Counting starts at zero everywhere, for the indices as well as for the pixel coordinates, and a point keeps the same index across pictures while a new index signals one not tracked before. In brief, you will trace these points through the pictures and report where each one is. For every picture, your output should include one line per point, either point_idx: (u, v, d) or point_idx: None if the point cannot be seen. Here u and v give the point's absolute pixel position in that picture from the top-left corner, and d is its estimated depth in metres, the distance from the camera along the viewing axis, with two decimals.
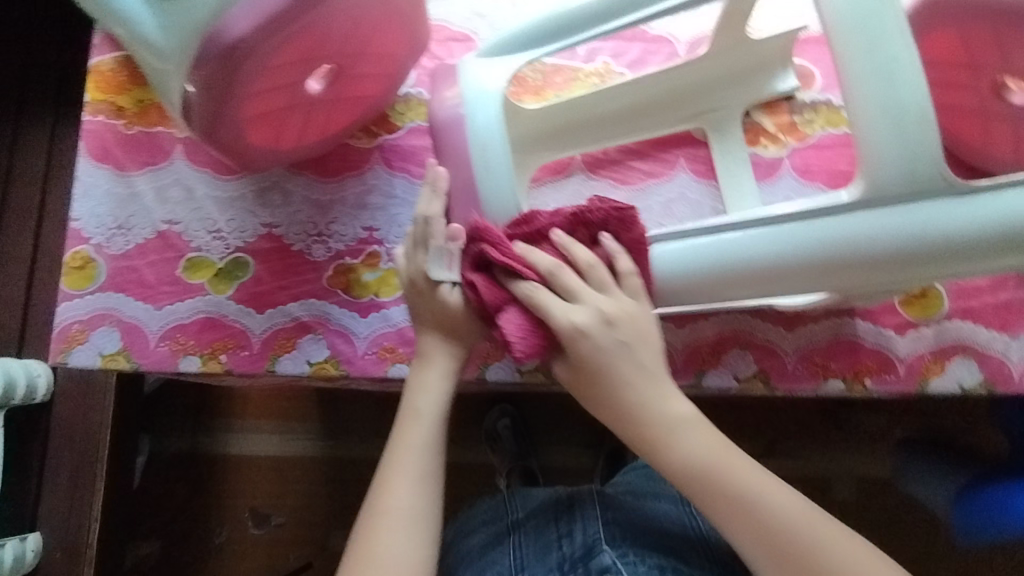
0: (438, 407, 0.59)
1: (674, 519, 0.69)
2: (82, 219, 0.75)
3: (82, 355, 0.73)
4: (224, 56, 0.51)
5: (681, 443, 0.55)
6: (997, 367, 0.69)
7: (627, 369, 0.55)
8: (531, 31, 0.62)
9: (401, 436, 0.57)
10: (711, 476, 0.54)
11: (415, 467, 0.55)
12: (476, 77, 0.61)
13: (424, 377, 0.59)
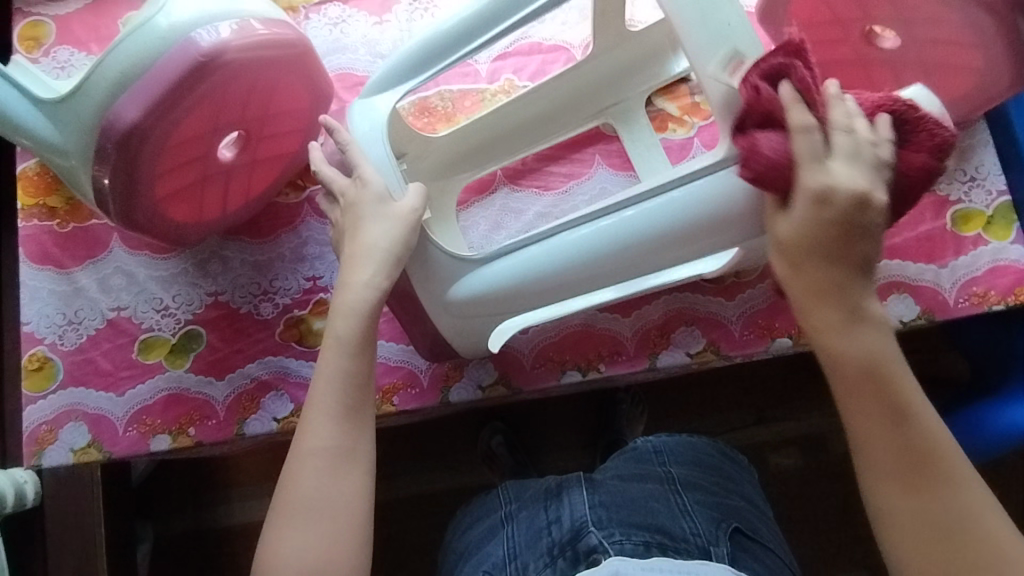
0: (354, 332, 0.58)
1: (661, 497, 0.66)
2: (34, 322, 0.77)
3: (54, 455, 0.74)
4: (124, 145, 0.55)
5: (858, 329, 0.51)
6: (933, 296, 0.72)
7: (855, 257, 0.51)
8: (405, 60, 0.64)
9: (320, 364, 0.58)
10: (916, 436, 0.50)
11: (333, 403, 0.56)
12: (360, 117, 0.65)
13: (343, 297, 0.59)
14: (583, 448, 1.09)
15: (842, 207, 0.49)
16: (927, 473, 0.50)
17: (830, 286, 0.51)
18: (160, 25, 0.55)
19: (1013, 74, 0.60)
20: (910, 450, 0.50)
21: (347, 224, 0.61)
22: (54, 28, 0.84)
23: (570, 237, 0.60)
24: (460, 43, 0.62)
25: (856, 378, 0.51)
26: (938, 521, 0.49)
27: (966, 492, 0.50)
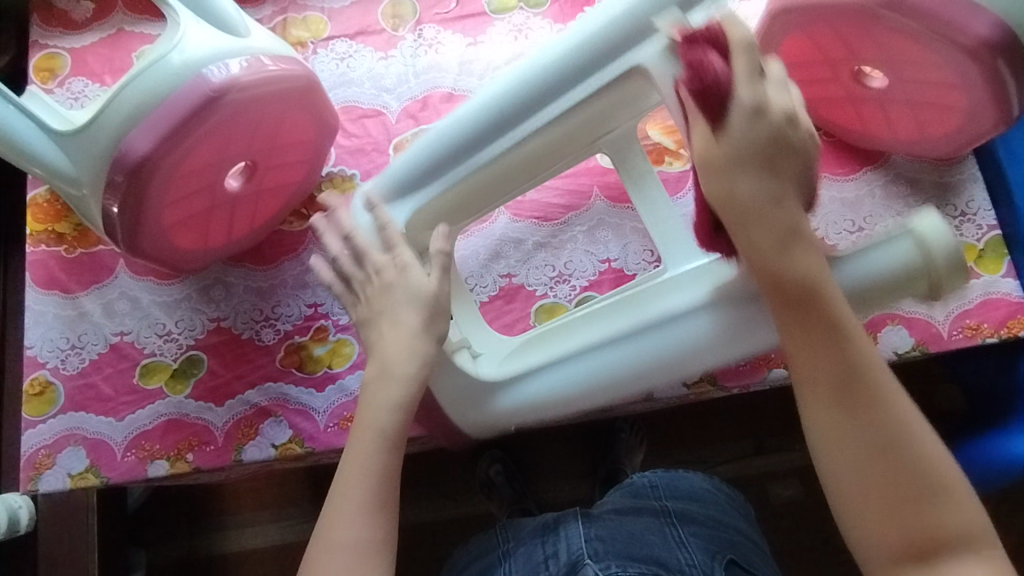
0: (389, 425, 0.56)
1: (657, 529, 0.65)
2: (37, 346, 0.78)
3: (52, 479, 0.74)
4: (134, 176, 0.57)
5: (800, 264, 0.48)
6: (926, 328, 0.73)
7: (778, 207, 0.49)
8: (418, 170, 0.65)
9: (352, 454, 0.55)
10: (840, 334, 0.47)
11: (365, 495, 0.53)
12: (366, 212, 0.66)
13: (375, 394, 0.57)
14: (582, 478, 1.08)
15: (776, 118, 0.49)
16: (854, 366, 0.46)
17: (768, 205, 0.49)
18: (173, 61, 0.57)
19: (997, 112, 0.62)
20: (830, 347, 0.47)
21: (382, 306, 0.60)
22: (70, 60, 0.87)
23: (583, 362, 0.64)
24: (473, 150, 0.63)
25: (787, 285, 0.48)
26: (883, 450, 0.45)
27: (891, 394, 0.46)
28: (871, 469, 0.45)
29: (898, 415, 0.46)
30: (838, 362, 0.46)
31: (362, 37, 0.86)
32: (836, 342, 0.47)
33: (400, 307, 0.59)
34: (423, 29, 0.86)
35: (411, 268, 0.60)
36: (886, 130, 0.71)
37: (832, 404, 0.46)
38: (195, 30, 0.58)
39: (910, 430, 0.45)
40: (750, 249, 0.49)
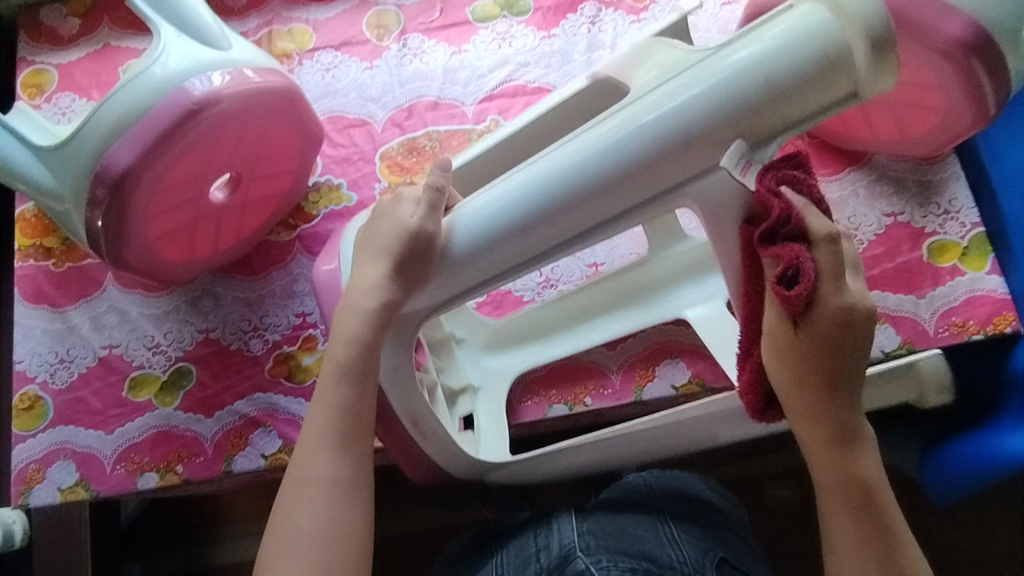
0: (349, 356, 0.57)
1: (649, 526, 0.65)
2: (26, 361, 0.78)
3: (41, 494, 0.74)
4: (116, 189, 0.57)
5: (854, 461, 0.50)
6: (913, 326, 0.73)
7: (841, 397, 0.49)
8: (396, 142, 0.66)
9: (320, 390, 0.58)
10: (864, 486, 0.50)
11: (331, 431, 0.56)
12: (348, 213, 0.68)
13: (340, 327, 0.58)
14: None
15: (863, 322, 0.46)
16: (874, 514, 0.50)
17: (823, 374, 0.48)
18: (155, 75, 0.57)
19: (974, 111, 0.62)
20: (852, 499, 0.50)
21: (377, 236, 0.58)
22: (57, 75, 0.88)
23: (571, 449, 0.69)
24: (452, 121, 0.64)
25: (845, 489, 0.50)
26: None
27: (898, 529, 0.50)
28: None
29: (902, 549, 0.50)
30: (856, 499, 0.50)
31: (347, 48, 0.86)
32: (857, 485, 0.50)
33: (383, 239, 0.57)
34: (408, 39, 0.86)
35: (405, 203, 0.57)
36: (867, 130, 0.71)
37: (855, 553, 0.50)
38: (177, 44, 0.59)
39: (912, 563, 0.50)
40: (795, 406, 0.50)
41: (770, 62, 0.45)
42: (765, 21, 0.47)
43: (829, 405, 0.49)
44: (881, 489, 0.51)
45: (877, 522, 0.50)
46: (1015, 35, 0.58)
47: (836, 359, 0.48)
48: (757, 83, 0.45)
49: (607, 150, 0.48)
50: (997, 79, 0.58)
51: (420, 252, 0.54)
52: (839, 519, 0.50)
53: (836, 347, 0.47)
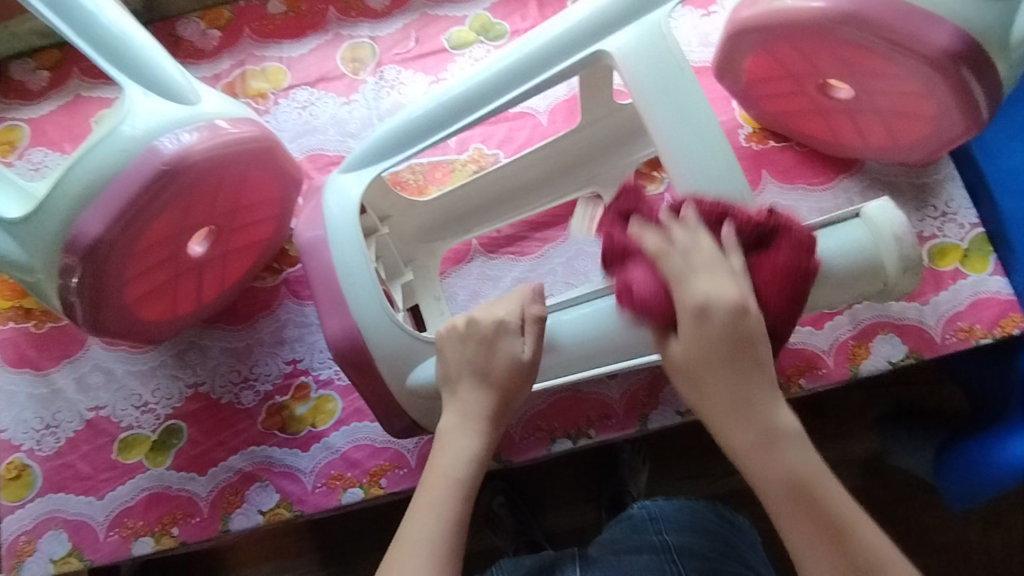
0: (462, 473, 0.52)
1: (656, 570, 0.63)
2: (11, 428, 0.76)
3: (33, 566, 0.72)
4: (88, 257, 0.55)
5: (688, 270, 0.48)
6: (918, 334, 0.71)
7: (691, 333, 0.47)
8: (381, 144, 0.64)
9: (424, 496, 0.51)
10: (812, 485, 0.46)
11: (424, 549, 0.48)
12: (336, 196, 0.63)
13: (446, 438, 0.54)
14: (587, 502, 1.05)
15: (721, 318, 0.47)
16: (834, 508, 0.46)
17: (727, 363, 0.47)
18: (123, 136, 0.55)
19: (966, 119, 0.61)
20: (804, 499, 0.46)
21: (474, 368, 0.55)
22: (29, 131, 0.86)
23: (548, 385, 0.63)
24: (432, 128, 0.62)
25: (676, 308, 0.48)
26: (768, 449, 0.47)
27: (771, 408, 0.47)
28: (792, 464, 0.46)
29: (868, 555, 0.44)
30: (798, 501, 0.46)
31: (323, 83, 0.85)
32: (800, 483, 0.46)
33: (489, 381, 0.55)
34: (384, 71, 0.85)
35: (510, 336, 0.55)
36: (857, 137, 0.70)
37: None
38: (144, 102, 0.57)
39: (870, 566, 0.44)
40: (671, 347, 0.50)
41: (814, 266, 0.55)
42: (830, 221, 0.56)
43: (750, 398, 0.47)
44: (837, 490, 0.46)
45: (777, 442, 0.47)
46: (1004, 40, 0.56)
47: (733, 362, 0.47)
48: None
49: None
50: (987, 85, 0.57)
51: (520, 385, 0.55)
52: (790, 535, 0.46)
53: (743, 340, 0.47)
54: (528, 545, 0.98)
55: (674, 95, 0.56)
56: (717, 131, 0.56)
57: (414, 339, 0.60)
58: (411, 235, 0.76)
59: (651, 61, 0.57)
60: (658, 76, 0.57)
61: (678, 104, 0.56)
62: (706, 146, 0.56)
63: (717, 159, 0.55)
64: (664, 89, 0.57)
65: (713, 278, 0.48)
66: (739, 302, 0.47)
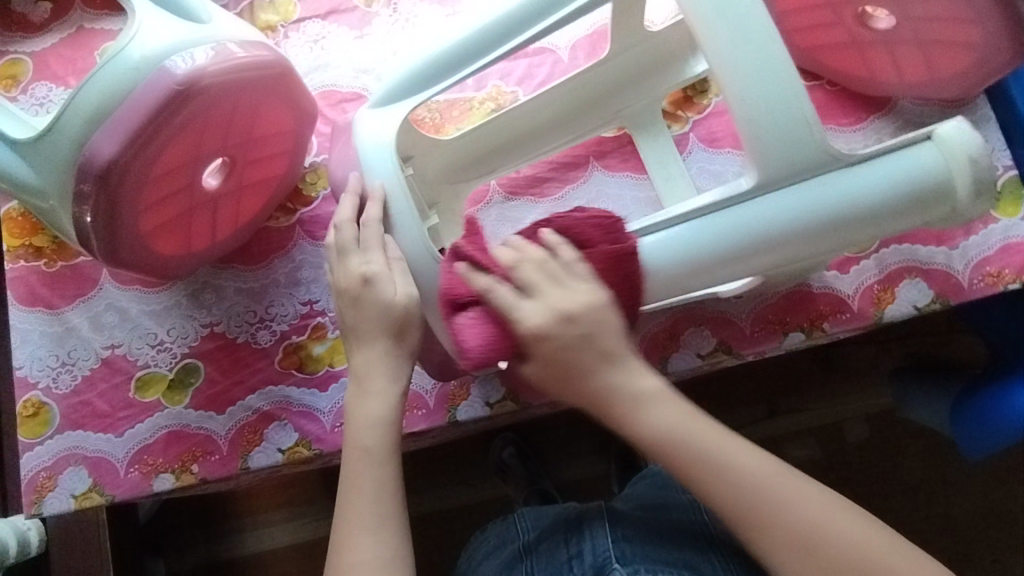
0: (387, 440, 0.56)
1: (688, 530, 0.63)
2: (27, 366, 0.75)
3: (55, 501, 0.72)
4: (102, 182, 0.53)
5: (629, 374, 0.52)
6: (945, 279, 0.70)
7: (586, 359, 0.52)
8: (412, 76, 0.61)
9: (352, 480, 0.54)
10: (680, 450, 0.51)
11: (370, 515, 0.53)
12: (370, 129, 0.61)
13: (358, 405, 0.57)
14: (596, 453, 1.07)
15: (582, 322, 0.52)
16: (775, 516, 0.48)
17: (574, 352, 0.52)
18: (132, 56, 0.53)
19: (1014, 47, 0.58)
20: (684, 458, 0.51)
21: (355, 322, 0.58)
22: (32, 65, 0.83)
23: None
24: (465, 59, 0.60)
25: (566, 340, 0.51)
26: (705, 466, 0.50)
27: (666, 431, 0.51)
28: (730, 469, 0.50)
29: (762, 490, 0.49)
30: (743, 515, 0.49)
31: (334, 16, 0.81)
32: (743, 491, 0.49)
33: None
34: (399, 3, 0.81)
35: (381, 283, 0.57)
36: (892, 73, 0.67)
37: (725, 514, 0.50)
38: (153, 20, 0.54)
39: (775, 493, 0.49)
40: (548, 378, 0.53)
41: (873, 197, 0.52)
42: (898, 146, 0.52)
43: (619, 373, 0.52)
44: (738, 453, 0.51)
45: (713, 468, 0.50)
46: None
47: (588, 353, 0.52)
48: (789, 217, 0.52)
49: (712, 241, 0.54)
50: None
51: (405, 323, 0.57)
52: (701, 490, 0.50)
53: (582, 341, 0.52)
54: (537, 493, 0.99)
55: (732, 10, 0.50)
56: (777, 53, 0.50)
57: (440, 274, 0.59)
58: (433, 175, 0.74)
59: None
60: None
61: (737, 26, 0.50)
62: (766, 73, 0.50)
63: (778, 90, 0.50)
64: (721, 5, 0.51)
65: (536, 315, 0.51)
66: (591, 302, 0.52)
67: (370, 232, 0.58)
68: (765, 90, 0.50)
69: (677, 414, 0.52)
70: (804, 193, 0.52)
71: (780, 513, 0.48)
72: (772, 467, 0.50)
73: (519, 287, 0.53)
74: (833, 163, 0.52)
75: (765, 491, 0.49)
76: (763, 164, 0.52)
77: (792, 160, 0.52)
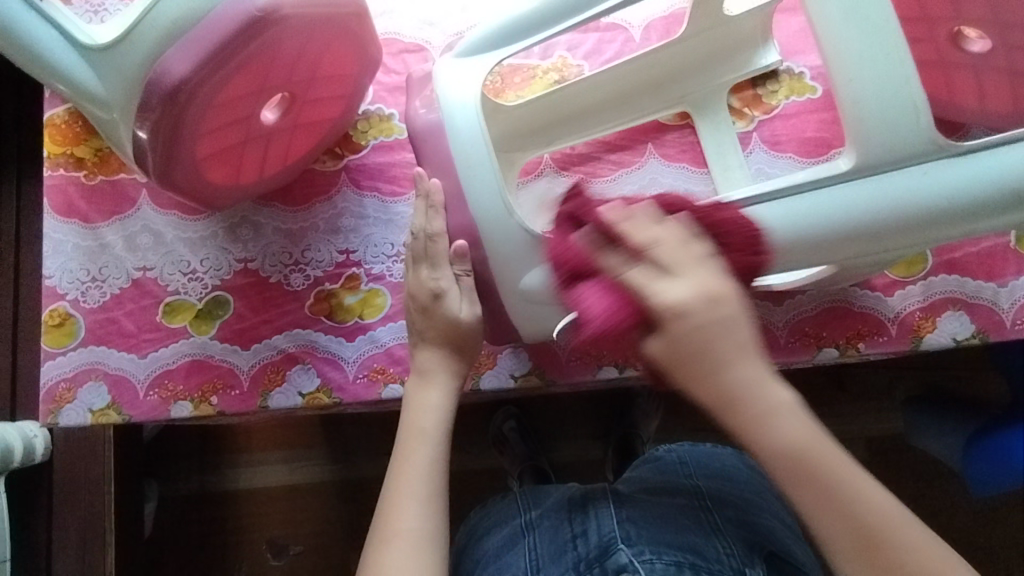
0: (441, 426, 0.57)
1: (692, 514, 0.62)
2: (56, 276, 0.74)
3: (71, 414, 0.72)
4: (168, 101, 0.52)
5: (785, 415, 0.45)
6: (988, 316, 0.69)
7: (723, 347, 0.44)
8: (503, 29, 0.59)
9: (402, 455, 0.55)
10: (811, 460, 0.45)
11: (421, 487, 0.53)
12: (451, 81, 0.59)
13: (422, 395, 0.59)
14: (594, 438, 1.07)
15: (700, 313, 0.44)
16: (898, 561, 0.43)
17: (711, 355, 0.44)
18: None
19: None
20: (805, 475, 0.45)
21: (422, 327, 0.61)
22: None
23: None
24: (555, 19, 0.58)
25: (671, 331, 0.44)
26: (811, 482, 0.45)
27: (784, 436, 0.45)
28: (843, 488, 0.45)
29: (880, 530, 0.44)
30: (862, 547, 0.44)
31: None
32: (859, 529, 0.44)
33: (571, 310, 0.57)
34: None
35: (448, 298, 0.60)
36: (974, 100, 0.65)
37: (831, 541, 0.45)
38: None
39: (893, 533, 0.44)
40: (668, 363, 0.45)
41: (976, 188, 0.52)
42: (1004, 141, 0.52)
43: (742, 364, 0.45)
44: (840, 460, 0.46)
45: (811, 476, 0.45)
46: None
47: (695, 352, 0.44)
48: (869, 214, 0.53)
49: (794, 223, 0.53)
50: None
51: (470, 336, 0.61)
52: (808, 505, 0.45)
53: (720, 327, 0.44)
54: (533, 470, 0.99)
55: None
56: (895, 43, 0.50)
57: (521, 242, 0.57)
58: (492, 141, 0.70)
59: None
60: None
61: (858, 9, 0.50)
62: (878, 57, 0.50)
63: (890, 68, 0.50)
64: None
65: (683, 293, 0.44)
66: (715, 293, 0.44)
67: (437, 247, 0.61)
68: (876, 81, 0.51)
69: (801, 426, 0.45)
70: (903, 180, 0.52)
71: (896, 552, 0.43)
72: (897, 514, 0.44)
73: (646, 263, 0.45)
74: (938, 153, 0.52)
75: (859, 501, 0.44)
76: (864, 145, 0.52)
77: (896, 145, 0.51)
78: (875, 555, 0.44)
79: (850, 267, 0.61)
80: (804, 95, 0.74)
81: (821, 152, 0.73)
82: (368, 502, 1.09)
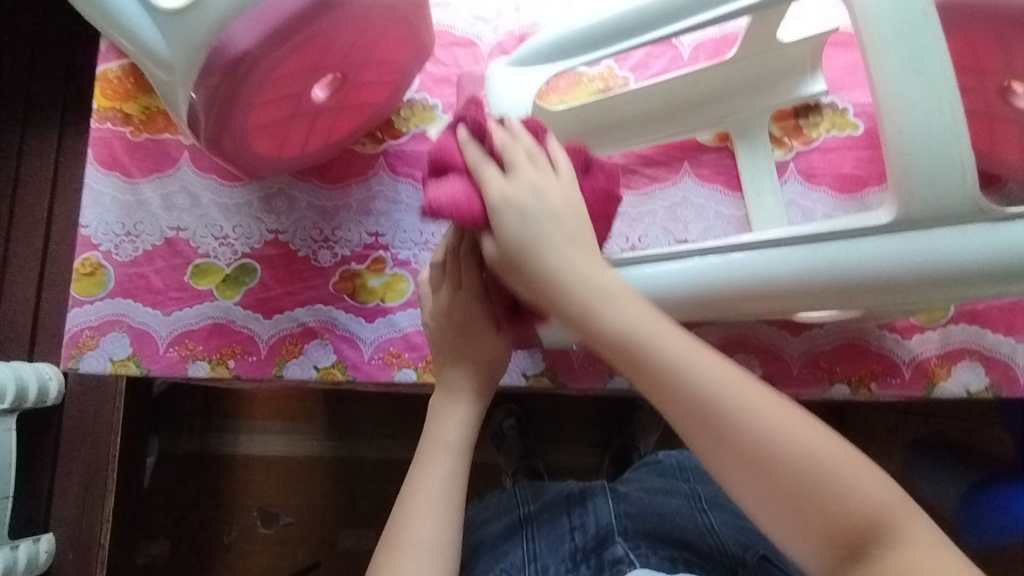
0: (460, 440, 0.58)
1: (688, 514, 0.63)
2: (91, 226, 0.76)
3: (92, 361, 0.74)
4: (228, 70, 0.53)
5: (703, 376, 0.48)
6: (1003, 370, 0.69)
7: (602, 277, 0.52)
8: (565, 40, 0.62)
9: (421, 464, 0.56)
10: (719, 425, 0.47)
11: (438, 497, 0.54)
12: (507, 84, 0.64)
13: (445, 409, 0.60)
14: (593, 446, 1.08)
15: (573, 221, 0.52)
16: (829, 506, 0.45)
17: (578, 263, 0.52)
18: None
19: None
20: (721, 439, 0.47)
21: (450, 345, 0.62)
22: None
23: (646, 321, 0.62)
24: (614, 37, 0.60)
25: (542, 238, 0.51)
26: (742, 454, 0.46)
27: (700, 399, 0.48)
28: (766, 442, 0.46)
29: (813, 473, 0.45)
30: (799, 498, 0.45)
31: None
32: (788, 479, 0.46)
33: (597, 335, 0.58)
34: None
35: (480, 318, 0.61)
36: None
37: (758, 506, 0.47)
38: None
39: (824, 477, 0.45)
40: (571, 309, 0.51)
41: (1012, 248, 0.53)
42: None
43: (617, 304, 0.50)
44: (764, 416, 0.47)
45: (756, 440, 0.46)
46: None
47: (576, 263, 0.51)
48: (903, 270, 0.54)
49: (830, 267, 0.55)
50: None
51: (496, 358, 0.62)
52: (728, 470, 0.47)
53: (571, 238, 0.52)
54: (527, 470, 1.00)
55: (915, 50, 0.51)
56: (947, 98, 0.51)
57: None
58: None
59: (894, 6, 0.52)
60: (898, 22, 0.51)
61: (916, 60, 0.51)
62: (931, 108, 0.51)
63: (939, 120, 0.51)
64: (901, 38, 0.51)
65: (537, 180, 0.52)
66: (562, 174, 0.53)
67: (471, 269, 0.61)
68: (926, 132, 0.51)
69: (721, 374, 0.48)
70: (939, 238, 0.53)
71: (826, 484, 0.45)
72: (825, 443, 0.46)
73: (530, 153, 0.53)
74: (977, 216, 0.53)
75: (776, 449, 0.46)
76: (906, 190, 0.52)
77: (938, 201, 0.52)
78: (811, 507, 0.45)
79: (876, 313, 0.62)
80: (845, 131, 0.75)
81: (856, 190, 0.73)
82: (363, 482, 1.10)
